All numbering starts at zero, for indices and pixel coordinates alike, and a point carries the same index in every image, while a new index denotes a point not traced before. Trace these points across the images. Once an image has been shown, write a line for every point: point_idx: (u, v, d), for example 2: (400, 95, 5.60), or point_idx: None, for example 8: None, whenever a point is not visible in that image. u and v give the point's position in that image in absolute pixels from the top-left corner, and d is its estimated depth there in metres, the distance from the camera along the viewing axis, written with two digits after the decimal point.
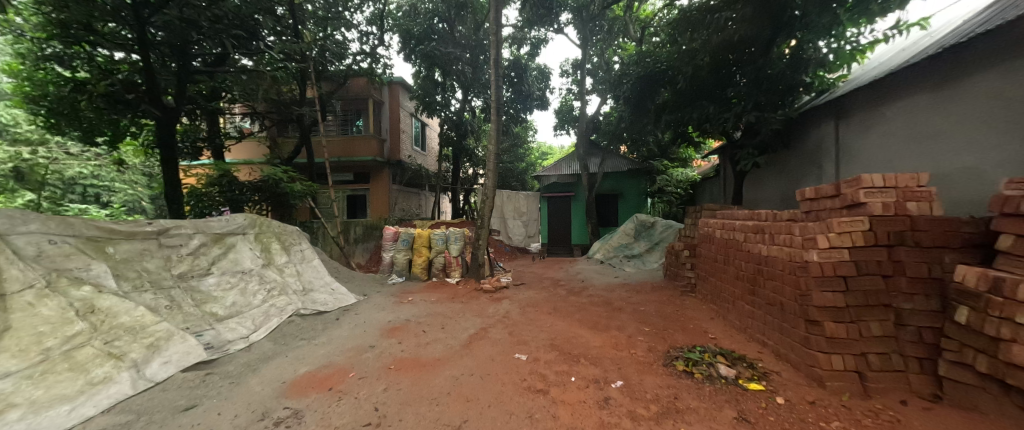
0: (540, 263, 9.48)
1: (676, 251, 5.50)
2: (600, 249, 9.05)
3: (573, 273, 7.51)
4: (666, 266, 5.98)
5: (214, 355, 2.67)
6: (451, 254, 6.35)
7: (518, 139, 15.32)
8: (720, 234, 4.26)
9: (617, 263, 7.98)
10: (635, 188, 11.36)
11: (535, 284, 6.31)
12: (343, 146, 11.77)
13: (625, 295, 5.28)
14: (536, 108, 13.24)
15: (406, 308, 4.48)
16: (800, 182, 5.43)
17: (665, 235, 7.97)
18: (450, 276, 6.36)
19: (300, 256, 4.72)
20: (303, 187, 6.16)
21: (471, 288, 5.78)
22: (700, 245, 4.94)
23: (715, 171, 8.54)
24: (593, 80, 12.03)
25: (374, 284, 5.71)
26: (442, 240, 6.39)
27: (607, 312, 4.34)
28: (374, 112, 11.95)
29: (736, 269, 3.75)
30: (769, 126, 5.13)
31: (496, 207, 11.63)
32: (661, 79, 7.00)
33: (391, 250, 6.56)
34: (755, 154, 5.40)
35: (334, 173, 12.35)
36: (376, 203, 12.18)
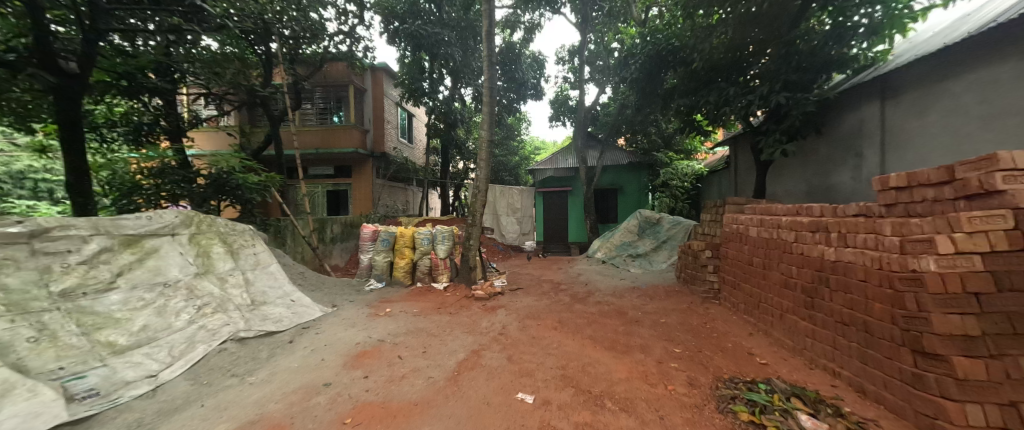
0: (536, 263, 8.79)
1: (693, 251, 4.85)
2: (602, 248, 8.41)
3: (574, 275, 6.81)
4: (681, 268, 5.35)
5: (89, 411, 1.86)
6: (438, 255, 5.58)
7: (512, 131, 14.56)
8: (754, 233, 3.61)
9: (620, 263, 7.34)
10: (635, 182, 10.74)
11: (534, 289, 5.57)
12: (321, 136, 10.82)
13: (638, 302, 4.60)
14: (530, 97, 12.50)
15: (381, 323, 3.70)
16: (831, 173, 4.84)
17: (673, 233, 7.23)
18: (437, 281, 5.58)
19: (251, 261, 3.89)
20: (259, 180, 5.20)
21: (461, 294, 5.04)
22: (724, 245, 4.30)
23: (724, 163, 7.94)
24: (592, 67, 11.35)
25: (347, 292, 4.91)
26: (427, 240, 5.63)
27: (622, 325, 3.64)
28: (355, 100, 11.02)
29: (780, 275, 3.10)
30: (802, 109, 4.48)
31: (489, 203, 11.14)
32: (672, 60, 6.33)
33: (370, 252, 5.75)
34: (783, 141, 4.75)
35: (313, 167, 11.41)
36: (358, 199, 11.28)
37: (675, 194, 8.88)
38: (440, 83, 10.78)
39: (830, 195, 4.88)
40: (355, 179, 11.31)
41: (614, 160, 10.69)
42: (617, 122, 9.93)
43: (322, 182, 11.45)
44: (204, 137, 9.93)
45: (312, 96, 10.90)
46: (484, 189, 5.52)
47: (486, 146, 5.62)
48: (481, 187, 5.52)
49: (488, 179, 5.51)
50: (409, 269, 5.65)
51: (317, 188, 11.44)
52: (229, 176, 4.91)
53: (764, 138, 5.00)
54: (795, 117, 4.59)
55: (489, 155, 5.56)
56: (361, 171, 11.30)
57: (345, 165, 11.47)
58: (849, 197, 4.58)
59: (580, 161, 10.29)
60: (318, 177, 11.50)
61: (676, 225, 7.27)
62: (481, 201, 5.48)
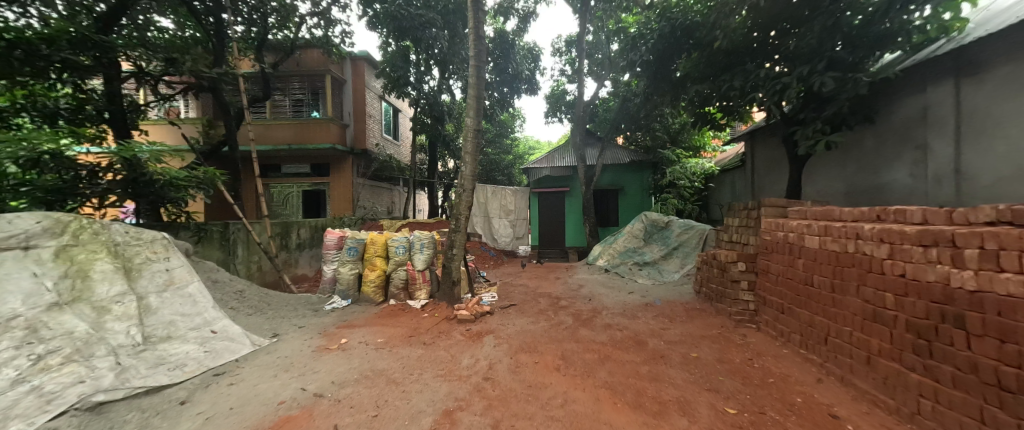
0: (530, 271, 7.96)
1: (718, 263, 4.09)
2: (603, 254, 7.61)
3: (574, 287, 5.97)
4: (701, 282, 4.59)
5: None
6: (416, 267, 4.69)
7: (504, 129, 13.72)
8: (810, 245, 2.82)
9: (626, 273, 6.55)
10: (637, 182, 10.00)
11: (529, 307, 4.69)
12: (295, 131, 9.85)
13: (657, 326, 3.76)
14: (524, 92, 11.72)
15: (328, 363, 2.78)
16: (881, 170, 4.11)
17: (685, 238, 6.42)
18: (414, 297, 4.69)
19: (160, 280, 2.97)
20: (187, 174, 4.12)
21: (442, 315, 4.16)
22: (762, 257, 3.52)
23: (739, 161, 7.20)
24: (591, 60, 10.63)
25: (301, 313, 3.99)
26: (403, 248, 4.75)
27: (645, 363, 2.80)
28: (333, 91, 10.10)
29: (861, 303, 2.29)
30: (854, 91, 3.71)
31: (478, 205, 10.34)
32: (685, 41, 5.52)
33: (334, 262, 4.81)
34: (827, 132, 4.00)
35: (288, 164, 10.49)
36: (336, 199, 10.28)
37: (683, 195, 8.10)
38: (426, 74, 9.93)
39: (880, 196, 4.15)
40: (333, 178, 10.34)
41: (614, 158, 9.91)
42: (619, 117, 9.17)
43: (297, 182, 10.53)
44: (158, 131, 8.96)
45: (284, 86, 9.91)
46: (468, 188, 4.61)
47: (470, 135, 4.67)
48: (465, 186, 4.62)
49: (474, 176, 4.64)
50: (382, 283, 4.74)
51: (293, 188, 10.54)
52: (143, 168, 3.67)
53: (800, 128, 4.23)
54: (842, 102, 3.83)
55: (474, 148, 4.64)
56: (340, 169, 10.35)
57: (324, 163, 10.58)
58: (906, 197, 3.85)
59: (578, 159, 9.49)
60: (294, 176, 10.60)
61: (688, 230, 6.46)
62: (466, 202, 4.59)
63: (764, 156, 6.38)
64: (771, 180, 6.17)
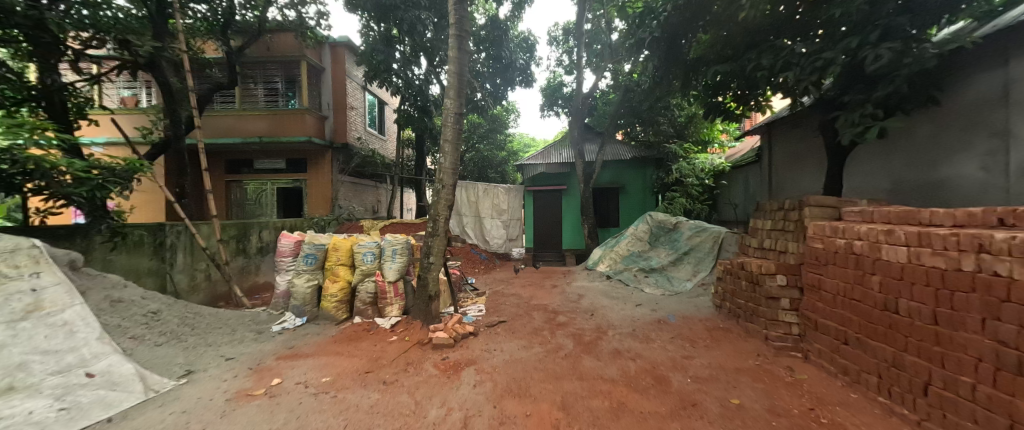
0: (524, 277, 7.25)
1: (749, 275, 3.40)
2: (605, 258, 6.92)
3: (573, 297, 5.25)
4: (724, 296, 3.90)
5: None
6: (386, 279, 3.93)
7: (497, 123, 12.94)
8: (888, 257, 2.12)
9: (630, 281, 5.86)
10: (639, 180, 9.35)
11: (521, 326, 3.95)
12: (267, 122, 9.01)
13: (677, 353, 3.04)
14: (519, 84, 10.98)
15: (238, 421, 1.99)
16: (940, 162, 3.44)
17: (695, 242, 5.70)
18: (383, 314, 3.94)
19: (19, 304, 2.16)
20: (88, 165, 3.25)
21: (416, 338, 3.42)
22: (811, 270, 2.81)
23: (755, 156, 6.54)
24: (591, 50, 9.94)
25: (237, 339, 3.21)
26: (371, 255, 4.00)
27: (675, 417, 2.06)
28: (310, 79, 9.26)
29: (980, 340, 1.57)
30: (921, 65, 3.01)
31: (468, 204, 9.68)
32: (702, 16, 4.78)
33: (288, 271, 4.02)
34: (880, 116, 3.30)
35: (261, 160, 9.71)
36: (313, 198, 9.44)
37: (691, 194, 7.45)
38: (413, 65, 9.11)
39: (937, 193, 3.49)
40: (311, 175, 9.51)
41: (615, 154, 9.21)
42: (620, 109, 8.47)
43: (272, 179, 9.70)
44: (107, 121, 8.18)
45: (255, 74, 9.03)
46: (449, 184, 3.83)
47: (451, 120, 3.80)
48: (444, 181, 3.82)
49: (456, 170, 3.86)
50: (346, 297, 3.97)
51: (267, 185, 9.72)
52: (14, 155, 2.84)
53: (844, 111, 3.54)
54: (901, 80, 3.14)
55: (455, 136, 3.80)
56: (318, 165, 9.53)
57: (301, 158, 9.75)
58: (973, 195, 3.18)
59: (576, 155, 8.80)
60: (268, 172, 9.77)
61: (699, 232, 5.74)
62: (446, 199, 3.82)
63: (785, 150, 5.71)
64: (794, 176, 5.51)
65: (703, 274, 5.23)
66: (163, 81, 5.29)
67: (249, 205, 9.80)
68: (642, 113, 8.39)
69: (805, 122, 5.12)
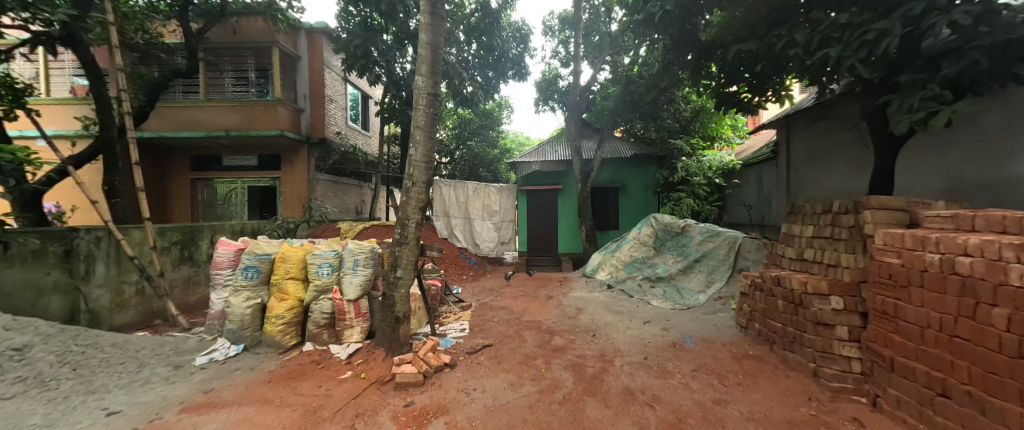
0: (516, 285, 6.60)
1: (788, 295, 2.77)
2: (606, 265, 6.36)
3: (571, 312, 4.59)
4: (752, 317, 3.27)
5: None
6: (344, 297, 3.22)
7: (489, 119, 12.23)
8: (1019, 281, 1.39)
9: (635, 291, 5.28)
10: (639, 179, 8.77)
11: (510, 353, 3.27)
12: (235, 115, 8.21)
13: (704, 396, 2.38)
14: (512, 78, 10.38)
15: None
16: (1016, 154, 2.82)
17: (707, 247, 5.05)
18: (341, 339, 3.22)
19: None
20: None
21: (375, 374, 2.71)
22: (882, 292, 2.15)
23: (770, 152, 5.95)
24: (588, 41, 9.44)
25: (138, 379, 2.50)
26: (327, 268, 3.30)
27: None
28: (284, 68, 8.49)
29: None
30: (1011, 31, 2.37)
31: (456, 204, 9.03)
32: None
33: (225, 288, 3.30)
34: (948, 100, 2.68)
35: (231, 156, 8.91)
36: (287, 198, 8.67)
37: (697, 194, 6.85)
38: (399, 56, 8.37)
39: (1006, 192, 2.90)
40: (285, 172, 8.74)
41: (614, 151, 8.63)
42: (621, 103, 7.87)
43: (242, 177, 8.92)
44: (55, 112, 7.45)
45: (222, 61, 8.24)
46: (422, 180, 3.10)
47: (423, 102, 3.06)
48: (414, 176, 3.09)
49: (429, 164, 3.14)
50: (296, 318, 3.24)
51: (237, 184, 8.94)
52: None
53: (900, 93, 2.92)
54: (980, 51, 2.51)
55: (428, 121, 3.07)
56: (292, 162, 8.75)
57: (274, 154, 8.97)
58: None
59: (573, 153, 8.23)
60: (238, 169, 8.98)
61: (711, 237, 5.10)
62: (419, 200, 3.11)
63: (808, 145, 5.11)
64: (819, 174, 4.90)
65: (719, 284, 4.55)
66: (89, 60, 4.49)
67: (219, 205, 9.03)
68: (645, 107, 7.76)
69: (836, 112, 4.50)
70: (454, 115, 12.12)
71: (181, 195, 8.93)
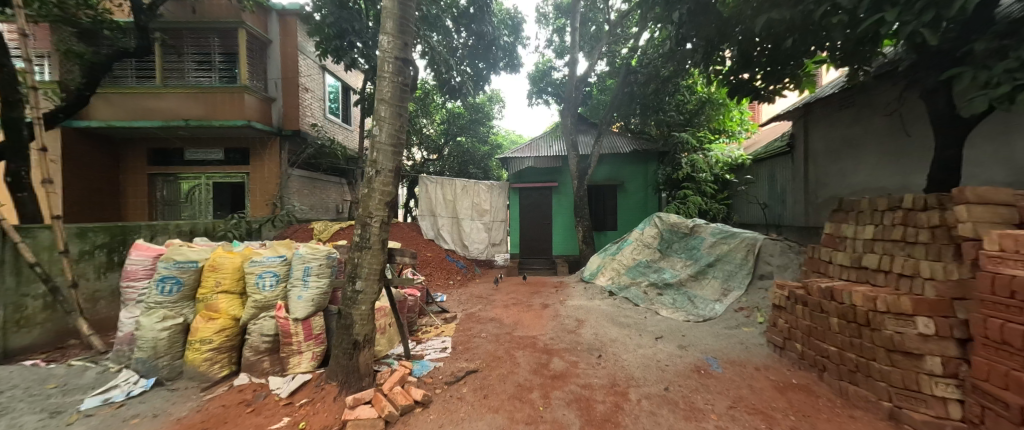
0: (508, 292, 5.97)
1: (847, 311, 2.22)
2: (606, 269, 5.80)
3: (570, 326, 3.99)
4: (791, 336, 2.72)
5: None
6: (290, 315, 2.54)
7: (480, 114, 11.57)
8: None
9: (640, 299, 4.73)
10: (639, 177, 8.26)
11: (498, 384, 2.64)
12: (196, 103, 7.40)
13: None
14: (503, 69, 9.86)
15: None
16: None
17: (721, 250, 4.50)
18: (285, 370, 2.54)
19: None
20: None
21: (319, 423, 2.03)
22: (993, 314, 1.58)
23: (786, 146, 5.45)
24: (585, 31, 9.01)
25: None
26: (269, 280, 2.62)
27: None
28: (252, 52, 7.70)
29: None
30: None
31: (442, 202, 8.41)
32: None
33: (137, 305, 2.60)
34: None
35: (195, 150, 8.08)
36: (256, 195, 7.88)
37: (704, 192, 6.34)
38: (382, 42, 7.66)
39: None
40: (253, 168, 7.93)
41: (612, 147, 8.11)
42: (620, 96, 7.45)
43: (206, 172, 8.09)
44: None
45: (182, 43, 7.42)
46: (389, 168, 2.44)
47: (389, 68, 2.39)
48: (378, 162, 2.43)
49: (398, 148, 2.49)
50: (228, 343, 2.56)
51: (200, 180, 8.12)
52: None
53: (978, 61, 2.37)
54: None
55: (395, 92, 2.40)
56: (262, 155, 7.97)
57: (242, 148, 8.17)
58: None
59: (570, 148, 7.72)
60: (202, 164, 8.14)
61: (725, 238, 4.56)
62: (384, 192, 2.45)
63: (830, 137, 4.63)
64: (845, 169, 4.41)
65: (737, 293, 3.99)
66: None
67: (180, 203, 8.19)
68: (647, 98, 7.24)
69: (870, 98, 3.99)
70: (442, 109, 11.44)
71: (137, 192, 8.06)
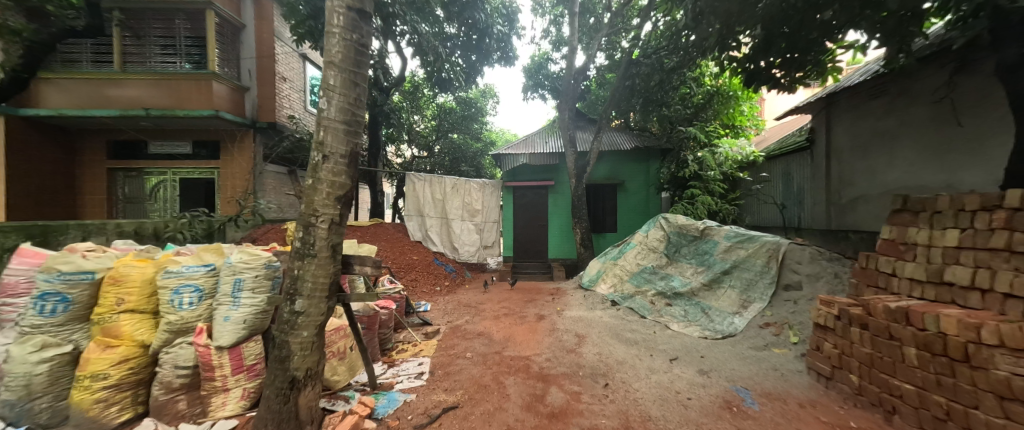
0: (499, 300, 5.42)
1: (932, 341, 1.69)
2: (607, 276, 5.29)
3: (569, 343, 3.46)
4: (842, 364, 2.21)
5: None
6: (212, 343, 1.96)
7: (472, 109, 11.00)
8: None
9: (646, 310, 4.22)
10: (641, 176, 7.79)
11: (482, 427, 2.07)
12: (158, 90, 6.73)
13: None
14: (498, 63, 9.48)
15: None
16: None
17: (737, 256, 4.00)
18: (207, 414, 1.97)
19: None
20: None
21: None
22: None
23: (806, 141, 4.98)
24: (584, 22, 8.54)
25: None
26: (185, 297, 2.03)
27: None
28: (223, 37, 7.07)
29: None
30: None
31: (430, 202, 7.87)
32: None
33: (13, 329, 2.00)
34: None
35: (160, 143, 7.42)
36: (226, 193, 7.22)
37: (713, 191, 5.87)
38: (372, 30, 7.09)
39: None
40: (223, 163, 7.26)
41: (611, 144, 7.65)
42: (621, 89, 6.99)
43: (172, 168, 7.42)
44: None
45: (143, 25, 6.76)
46: (341, 152, 1.88)
47: (340, 20, 1.83)
48: (326, 144, 1.85)
49: (354, 127, 1.93)
50: (133, 378, 1.98)
51: (165, 176, 7.44)
52: None
53: None
54: None
55: (351, 54, 1.85)
56: (233, 149, 7.33)
57: (213, 141, 7.51)
58: None
59: (567, 144, 7.26)
60: (167, 158, 7.47)
61: (741, 242, 4.06)
62: (334, 182, 1.88)
63: (858, 130, 4.17)
64: (876, 166, 3.96)
65: (759, 305, 3.48)
66: None
67: (143, 201, 7.51)
68: (650, 92, 6.78)
69: (911, 85, 3.52)
70: (433, 104, 10.89)
71: (93, 189, 7.35)
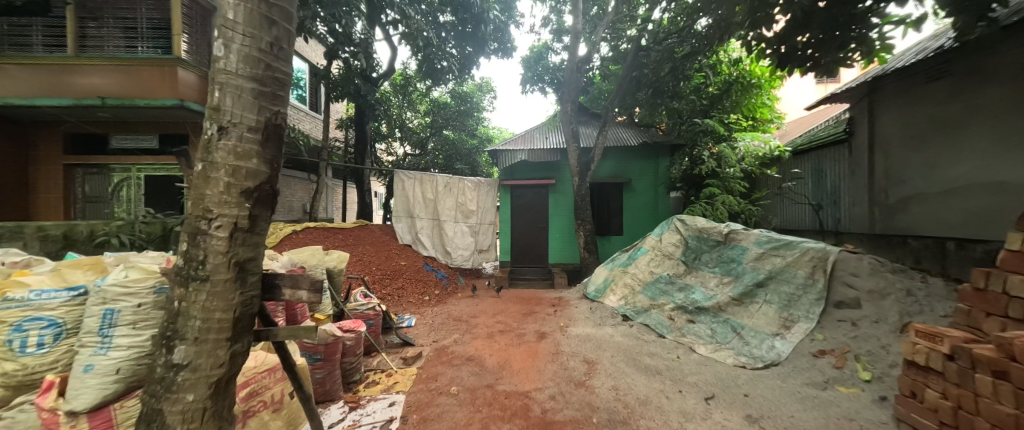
0: (495, 313, 4.79)
1: None
2: (617, 286, 4.68)
3: (578, 373, 2.84)
4: (958, 423, 1.60)
5: None
6: (65, 406, 1.33)
7: (468, 104, 10.39)
8: None
9: (665, 328, 3.60)
10: (649, 174, 7.20)
11: None
12: (116, 77, 6.07)
13: None
14: (495, 55, 8.81)
15: None
16: None
17: (773, 266, 3.38)
18: None
19: None
20: None
21: None
22: None
23: (843, 133, 4.39)
24: (588, 9, 7.93)
25: None
26: (26, 337, 1.37)
27: None
28: (192, 21, 6.42)
29: None
30: None
31: (420, 201, 7.26)
32: None
33: None
34: None
35: (123, 137, 6.75)
36: None
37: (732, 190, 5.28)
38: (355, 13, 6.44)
39: None
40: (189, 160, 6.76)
41: (618, 139, 7.06)
42: (626, 81, 6.43)
43: (136, 164, 6.78)
44: None
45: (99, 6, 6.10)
46: (249, 123, 1.25)
47: None
48: (224, 109, 1.22)
49: (272, 89, 1.30)
50: None
51: (130, 173, 6.80)
52: None
53: None
54: None
55: None
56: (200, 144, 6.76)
57: (181, 134, 6.86)
58: None
59: (569, 138, 6.73)
60: (131, 153, 6.80)
61: (776, 249, 3.45)
62: (240, 169, 1.25)
63: (911, 118, 3.60)
64: (934, 160, 3.38)
65: (806, 326, 2.87)
66: None
67: (104, 200, 6.83)
68: (660, 83, 6.18)
69: (986, 62, 2.94)
70: (426, 99, 10.28)
71: (48, 187, 6.68)
